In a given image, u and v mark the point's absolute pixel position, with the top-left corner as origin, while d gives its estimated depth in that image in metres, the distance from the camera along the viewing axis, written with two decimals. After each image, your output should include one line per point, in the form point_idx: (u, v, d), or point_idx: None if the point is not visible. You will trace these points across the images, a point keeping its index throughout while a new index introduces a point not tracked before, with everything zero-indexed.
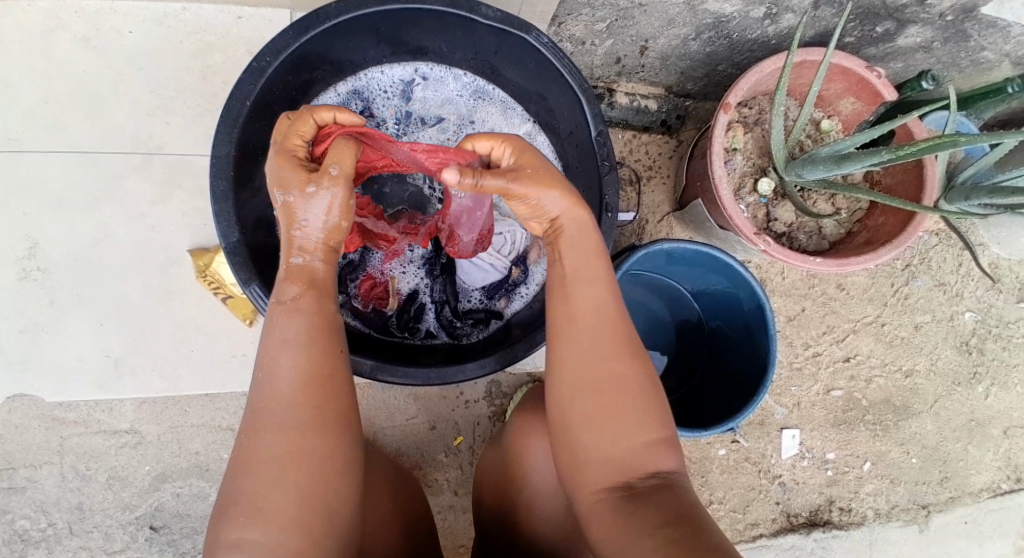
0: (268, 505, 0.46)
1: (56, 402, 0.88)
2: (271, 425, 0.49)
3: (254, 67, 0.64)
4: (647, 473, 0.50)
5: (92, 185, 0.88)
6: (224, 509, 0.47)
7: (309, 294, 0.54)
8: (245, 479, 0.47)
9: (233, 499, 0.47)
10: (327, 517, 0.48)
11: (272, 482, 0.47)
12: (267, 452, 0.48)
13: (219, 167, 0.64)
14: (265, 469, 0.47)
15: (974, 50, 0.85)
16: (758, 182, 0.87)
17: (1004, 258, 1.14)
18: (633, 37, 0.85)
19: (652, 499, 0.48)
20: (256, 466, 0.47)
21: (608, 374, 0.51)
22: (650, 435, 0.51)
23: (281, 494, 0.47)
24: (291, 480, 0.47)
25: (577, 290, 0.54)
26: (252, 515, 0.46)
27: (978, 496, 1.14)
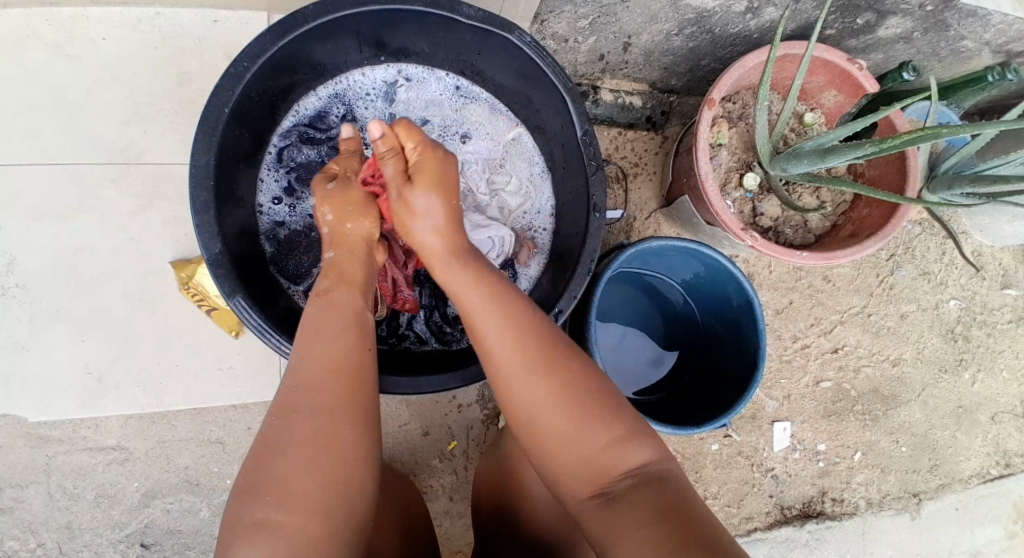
0: (289, 492, 0.44)
1: (39, 420, 0.85)
2: (295, 410, 0.48)
3: (231, 72, 0.62)
4: (620, 474, 0.49)
5: (69, 196, 0.86)
6: (244, 497, 0.45)
7: (340, 286, 0.57)
8: (270, 460, 0.46)
9: (249, 491, 0.45)
10: (352, 514, 0.46)
11: (293, 467, 0.45)
12: (289, 442, 0.46)
13: (198, 178, 0.62)
14: (284, 457, 0.46)
15: (953, 39, 0.85)
16: (744, 178, 0.87)
17: (986, 246, 1.15)
18: (617, 33, 0.84)
19: (637, 497, 0.47)
20: (275, 456, 0.46)
21: (554, 387, 0.50)
22: (616, 435, 0.50)
23: (302, 482, 0.45)
24: (312, 464, 0.45)
25: (484, 308, 0.54)
26: (270, 506, 0.44)
27: (968, 483, 1.15)
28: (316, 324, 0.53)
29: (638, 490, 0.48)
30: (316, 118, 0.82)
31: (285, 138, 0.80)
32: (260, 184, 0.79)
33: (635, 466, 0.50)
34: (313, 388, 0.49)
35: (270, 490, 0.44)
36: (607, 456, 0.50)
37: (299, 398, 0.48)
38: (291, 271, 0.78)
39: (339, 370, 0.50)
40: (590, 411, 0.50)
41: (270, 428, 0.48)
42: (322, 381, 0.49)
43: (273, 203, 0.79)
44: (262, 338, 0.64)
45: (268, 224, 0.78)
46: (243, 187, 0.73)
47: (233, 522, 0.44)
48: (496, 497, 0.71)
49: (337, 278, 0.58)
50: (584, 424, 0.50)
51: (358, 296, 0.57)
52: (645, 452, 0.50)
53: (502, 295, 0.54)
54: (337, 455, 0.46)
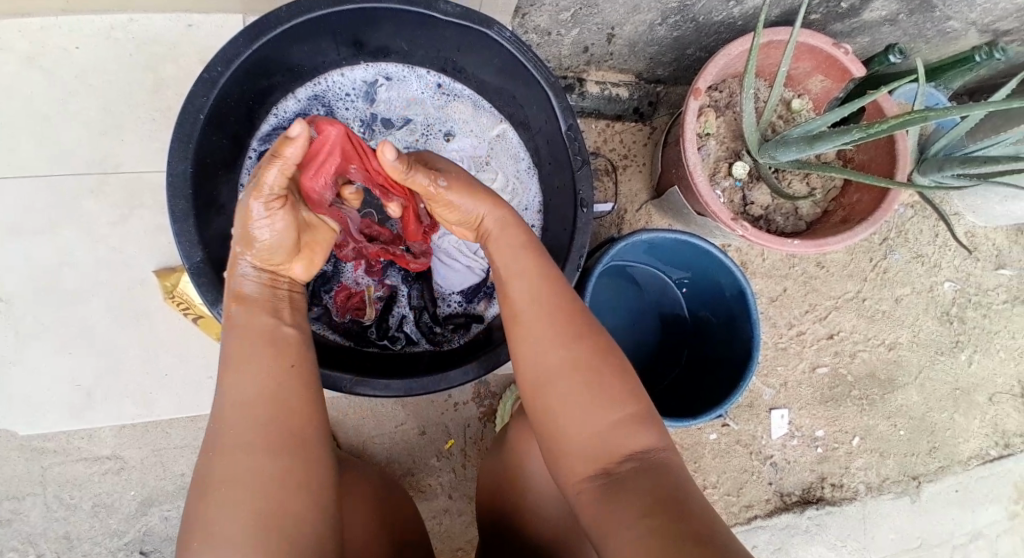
0: (224, 531, 0.42)
1: (30, 433, 0.85)
2: (239, 440, 0.45)
3: (205, 78, 0.61)
4: (625, 456, 0.48)
5: (52, 209, 0.85)
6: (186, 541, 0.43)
7: (260, 313, 0.52)
8: (207, 499, 0.43)
9: (192, 532, 0.43)
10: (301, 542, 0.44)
11: (227, 507, 0.43)
12: (234, 475, 0.44)
13: (176, 185, 0.62)
14: (224, 494, 0.43)
15: (940, 20, 0.84)
16: (733, 166, 0.86)
17: (980, 227, 1.15)
18: (599, 25, 0.83)
19: (634, 482, 0.46)
20: (219, 491, 0.43)
21: (567, 363, 0.50)
22: (620, 416, 0.50)
23: (245, 516, 0.42)
24: (257, 497, 0.43)
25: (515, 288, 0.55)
26: (212, 545, 0.42)
27: (968, 464, 1.15)
28: (245, 350, 0.49)
29: (634, 473, 0.47)
30: (296, 121, 0.81)
31: (266, 141, 0.79)
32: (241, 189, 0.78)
33: (626, 446, 0.49)
34: (257, 415, 0.46)
35: (205, 532, 0.42)
36: (608, 438, 0.49)
37: (240, 429, 0.46)
38: None
39: (271, 396, 0.47)
40: (593, 384, 0.50)
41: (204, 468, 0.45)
42: (267, 406, 0.47)
43: None
44: None
45: None
46: (224, 192, 0.73)
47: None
48: (497, 504, 0.71)
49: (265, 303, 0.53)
50: (582, 398, 0.49)
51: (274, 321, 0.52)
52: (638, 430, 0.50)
53: (539, 263, 0.55)
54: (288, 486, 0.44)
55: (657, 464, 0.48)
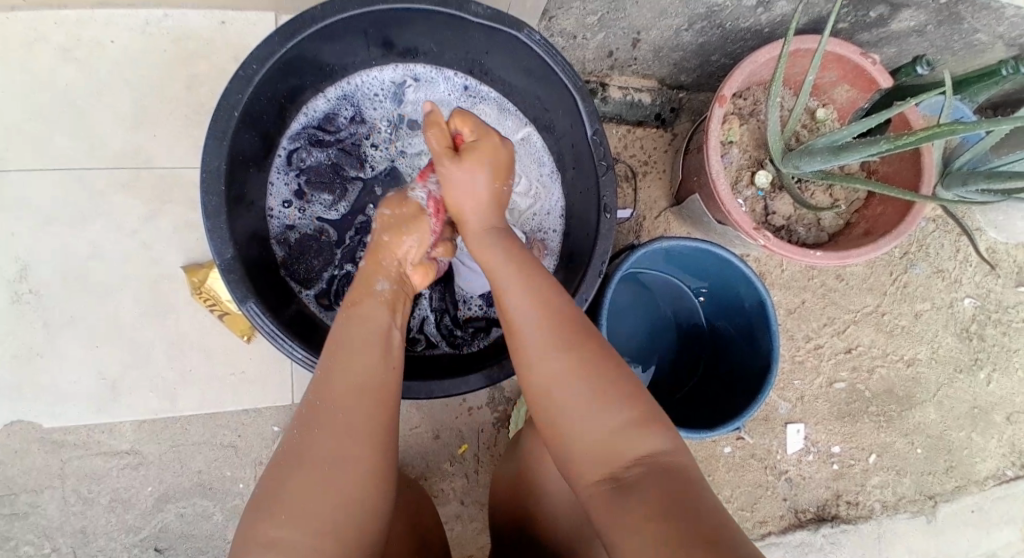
0: (294, 503, 0.45)
1: (53, 425, 0.85)
2: (319, 423, 0.49)
3: (240, 75, 0.62)
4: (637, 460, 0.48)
5: (81, 200, 0.86)
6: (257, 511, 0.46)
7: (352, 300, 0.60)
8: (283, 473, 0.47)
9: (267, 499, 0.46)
10: (352, 515, 0.46)
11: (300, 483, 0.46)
12: (309, 453, 0.47)
13: (211, 180, 0.62)
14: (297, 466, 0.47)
15: (968, 32, 0.84)
16: (755, 176, 0.86)
17: (1002, 242, 1.13)
18: (625, 29, 0.84)
19: (645, 485, 0.45)
20: (292, 467, 0.47)
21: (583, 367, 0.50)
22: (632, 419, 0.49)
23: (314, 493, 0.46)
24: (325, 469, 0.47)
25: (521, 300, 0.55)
26: (282, 513, 0.45)
27: (984, 485, 1.13)
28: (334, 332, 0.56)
29: (637, 482, 0.46)
30: (324, 120, 0.81)
31: (295, 140, 0.79)
32: (271, 188, 0.78)
33: (629, 454, 0.48)
34: (338, 401, 0.50)
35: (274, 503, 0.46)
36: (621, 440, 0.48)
37: (321, 410, 0.50)
38: (302, 276, 0.78)
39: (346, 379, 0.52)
40: (596, 396, 0.49)
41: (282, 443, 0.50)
42: (347, 394, 0.51)
43: (283, 207, 0.79)
44: (274, 342, 0.63)
45: (279, 229, 0.78)
46: (253, 189, 0.73)
47: (247, 535, 0.45)
48: (510, 504, 0.70)
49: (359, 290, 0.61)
50: (585, 405, 0.49)
51: (387, 319, 0.59)
52: (643, 439, 0.48)
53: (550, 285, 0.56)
54: (354, 468, 0.47)
55: (664, 472, 0.46)
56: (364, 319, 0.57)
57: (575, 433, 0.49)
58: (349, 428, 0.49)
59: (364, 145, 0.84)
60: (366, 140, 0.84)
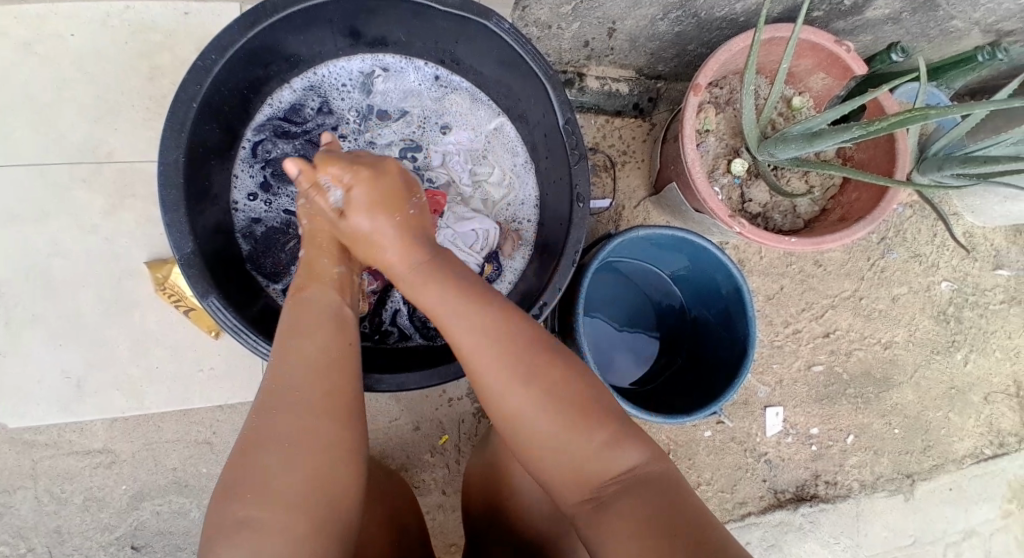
0: (270, 488, 0.45)
1: (21, 426, 0.85)
2: (279, 406, 0.49)
3: (199, 66, 0.61)
4: (614, 475, 0.49)
5: (45, 198, 0.85)
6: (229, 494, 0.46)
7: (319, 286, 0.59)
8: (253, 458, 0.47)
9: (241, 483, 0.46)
10: (330, 501, 0.47)
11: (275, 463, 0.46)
12: (275, 437, 0.48)
13: (168, 175, 0.61)
14: (273, 449, 0.47)
15: (943, 19, 0.84)
16: (731, 163, 0.85)
17: (978, 227, 1.14)
18: (600, 19, 0.83)
19: (631, 497, 0.47)
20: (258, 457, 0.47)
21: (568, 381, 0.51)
22: (612, 436, 0.50)
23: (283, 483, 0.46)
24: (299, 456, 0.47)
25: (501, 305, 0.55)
26: (256, 497, 0.45)
27: (961, 462, 1.16)
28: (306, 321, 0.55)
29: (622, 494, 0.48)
30: (291, 111, 0.80)
31: (260, 132, 0.78)
32: (235, 179, 0.77)
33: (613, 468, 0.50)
34: (305, 387, 0.50)
35: (250, 487, 0.46)
36: (602, 456, 0.50)
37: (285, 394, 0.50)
38: (270, 269, 0.77)
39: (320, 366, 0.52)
40: (584, 410, 0.50)
41: (252, 427, 0.49)
42: (312, 380, 0.51)
43: (248, 200, 0.78)
44: (238, 338, 0.63)
45: (244, 222, 0.77)
46: (217, 183, 0.72)
47: (218, 519, 0.45)
48: (484, 487, 0.71)
49: (309, 275, 0.60)
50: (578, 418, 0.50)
51: (336, 300, 0.59)
52: (628, 451, 0.50)
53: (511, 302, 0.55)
54: (319, 451, 0.47)
55: (648, 485, 0.48)
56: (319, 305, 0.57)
57: (559, 451, 0.50)
58: (312, 412, 0.49)
59: (332, 136, 0.82)
60: (335, 131, 0.82)
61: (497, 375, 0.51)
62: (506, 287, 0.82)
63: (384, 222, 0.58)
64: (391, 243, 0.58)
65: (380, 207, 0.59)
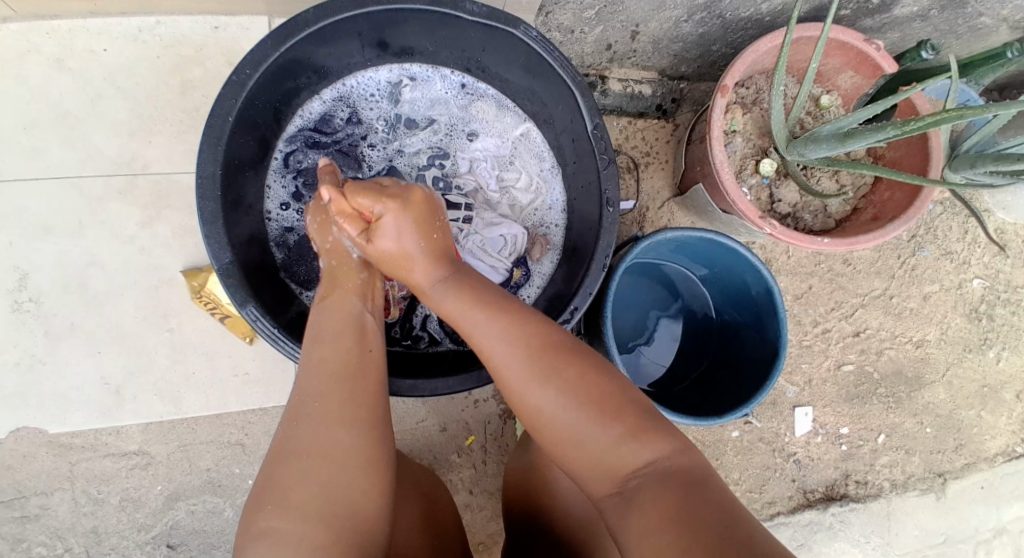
0: (293, 501, 0.48)
1: (61, 430, 0.87)
2: (302, 418, 0.52)
3: (233, 82, 0.62)
4: (628, 473, 0.49)
5: (80, 210, 0.87)
6: (257, 505, 0.48)
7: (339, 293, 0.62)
8: (279, 467, 0.50)
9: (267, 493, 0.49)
10: (345, 515, 0.48)
11: (300, 473, 0.49)
12: (299, 449, 0.50)
13: (206, 187, 0.62)
14: (296, 462, 0.49)
15: (972, 15, 0.82)
16: (759, 163, 0.84)
17: (1011, 222, 1.12)
18: (623, 23, 0.82)
19: (638, 501, 0.46)
20: (289, 462, 0.50)
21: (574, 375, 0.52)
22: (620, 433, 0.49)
23: (312, 487, 0.48)
24: (317, 468, 0.49)
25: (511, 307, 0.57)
26: (280, 510, 0.47)
27: (994, 462, 1.13)
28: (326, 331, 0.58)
29: (643, 495, 0.47)
30: (320, 122, 0.81)
31: (290, 143, 0.80)
32: (268, 190, 0.78)
33: (635, 463, 0.49)
34: (324, 398, 0.52)
35: (275, 497, 0.48)
36: (613, 451, 0.49)
37: (307, 407, 0.52)
38: (303, 277, 0.78)
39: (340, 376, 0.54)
40: (597, 409, 0.50)
41: (280, 437, 0.52)
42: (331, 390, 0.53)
43: (281, 210, 0.79)
44: (277, 346, 0.64)
45: (277, 231, 0.78)
46: (251, 194, 0.73)
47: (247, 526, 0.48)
48: (521, 490, 0.72)
49: (333, 284, 0.63)
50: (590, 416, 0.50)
51: (359, 306, 0.62)
52: (649, 446, 0.49)
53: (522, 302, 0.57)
54: (336, 464, 0.49)
55: (660, 484, 0.47)
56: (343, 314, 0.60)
57: (572, 444, 0.50)
58: (331, 423, 0.51)
59: (361, 146, 0.83)
60: (363, 140, 0.83)
61: (514, 371, 0.52)
62: (535, 292, 0.82)
63: (410, 235, 0.61)
64: (415, 262, 0.61)
65: (402, 223, 0.61)
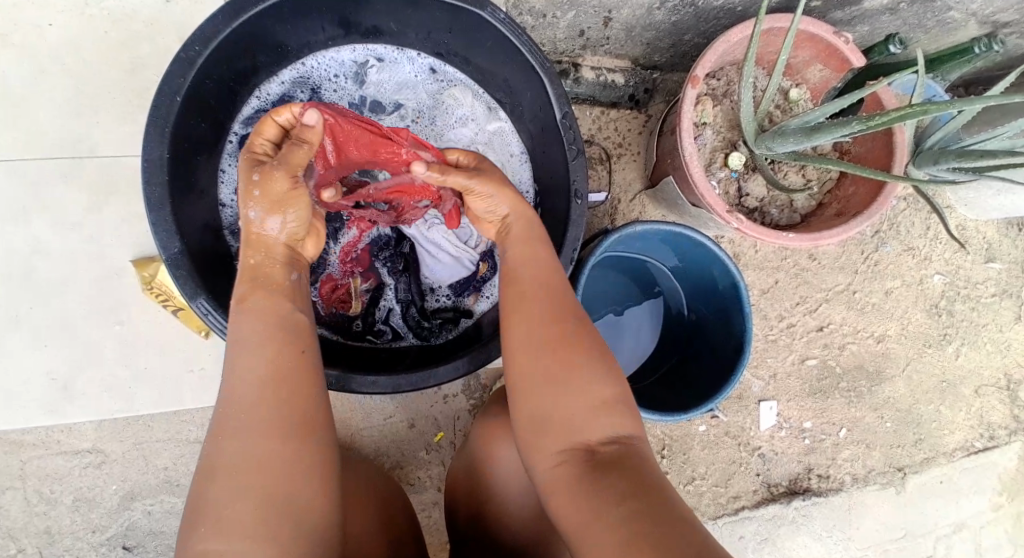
0: (230, 515, 0.43)
1: (11, 427, 0.83)
2: (241, 422, 0.46)
3: (181, 58, 0.58)
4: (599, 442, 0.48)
5: (19, 194, 0.82)
6: (191, 525, 0.43)
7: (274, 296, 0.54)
8: (215, 480, 0.44)
9: (202, 513, 0.43)
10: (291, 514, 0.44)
11: (235, 485, 0.44)
12: (236, 461, 0.45)
13: (152, 172, 0.59)
14: (235, 472, 0.44)
15: (940, 10, 0.83)
16: (729, 157, 0.84)
17: (971, 220, 1.15)
18: (596, 8, 0.81)
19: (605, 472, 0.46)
20: (225, 476, 0.44)
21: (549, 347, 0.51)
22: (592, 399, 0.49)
23: (250, 504, 0.43)
24: (259, 477, 0.44)
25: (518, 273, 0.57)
26: (218, 524, 0.43)
27: (952, 456, 1.16)
28: (254, 331, 0.51)
29: (609, 461, 0.47)
30: (278, 102, 0.78)
31: (247, 124, 0.76)
32: (222, 175, 0.75)
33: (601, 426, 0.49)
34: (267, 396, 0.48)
35: (213, 518, 0.43)
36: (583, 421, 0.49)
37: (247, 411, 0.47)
38: None
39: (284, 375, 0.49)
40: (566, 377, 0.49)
41: (209, 450, 0.46)
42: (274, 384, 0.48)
43: (234, 197, 0.75)
44: (228, 341, 0.61)
45: (231, 219, 0.75)
46: (204, 178, 0.70)
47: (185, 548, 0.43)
48: (467, 489, 0.71)
49: (253, 282, 0.55)
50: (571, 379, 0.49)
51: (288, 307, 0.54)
52: (615, 420, 0.49)
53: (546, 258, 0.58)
54: (282, 467, 0.45)
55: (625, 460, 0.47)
56: (271, 310, 0.53)
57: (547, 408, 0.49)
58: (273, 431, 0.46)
59: None
60: None
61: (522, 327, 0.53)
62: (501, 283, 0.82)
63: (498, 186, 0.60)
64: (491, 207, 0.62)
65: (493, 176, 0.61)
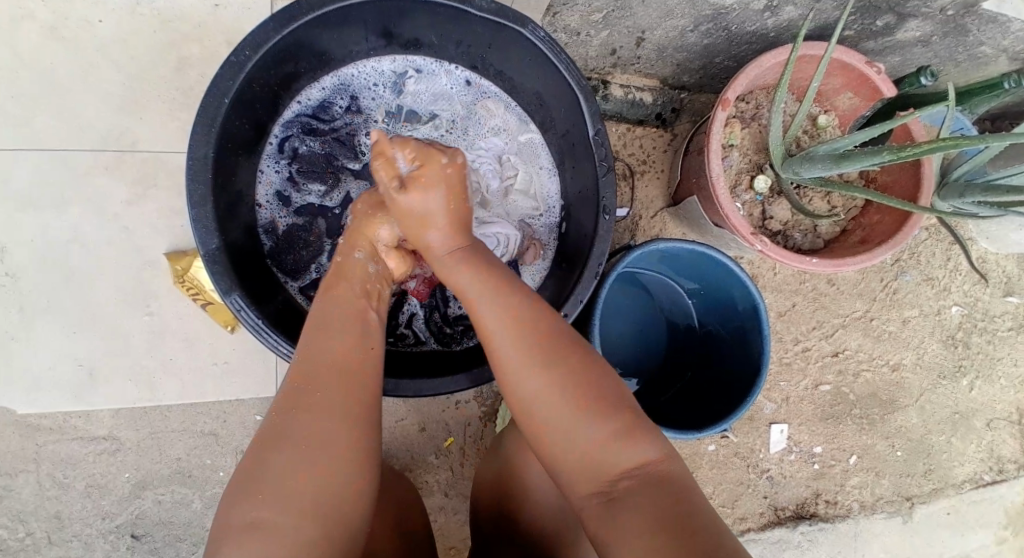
0: (282, 487, 0.45)
1: (29, 410, 0.84)
2: (302, 405, 0.49)
3: (231, 62, 0.60)
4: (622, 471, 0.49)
5: (60, 183, 0.84)
6: (239, 493, 0.46)
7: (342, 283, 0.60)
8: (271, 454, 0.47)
9: (254, 481, 0.46)
10: (335, 501, 0.46)
11: (292, 460, 0.46)
12: (294, 436, 0.47)
13: (197, 170, 0.60)
14: (290, 447, 0.47)
15: (973, 44, 0.83)
16: (754, 180, 0.85)
17: (992, 252, 1.14)
18: (631, 28, 0.82)
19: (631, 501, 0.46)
20: (280, 450, 0.47)
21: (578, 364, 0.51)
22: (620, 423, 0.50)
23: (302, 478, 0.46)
24: (314, 455, 0.47)
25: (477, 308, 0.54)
26: (266, 495, 0.45)
27: (960, 488, 1.15)
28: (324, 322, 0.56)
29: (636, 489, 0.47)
30: (318, 109, 0.79)
31: (287, 128, 0.78)
32: (260, 176, 0.76)
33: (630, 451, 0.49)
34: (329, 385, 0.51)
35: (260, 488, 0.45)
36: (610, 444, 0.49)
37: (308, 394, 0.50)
38: (291, 267, 0.77)
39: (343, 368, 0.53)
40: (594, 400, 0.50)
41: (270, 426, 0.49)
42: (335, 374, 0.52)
43: (272, 199, 0.77)
44: (258, 337, 0.62)
45: (266, 220, 0.76)
46: (242, 178, 0.71)
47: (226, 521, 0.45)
48: (491, 496, 0.72)
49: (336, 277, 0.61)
50: (573, 420, 0.49)
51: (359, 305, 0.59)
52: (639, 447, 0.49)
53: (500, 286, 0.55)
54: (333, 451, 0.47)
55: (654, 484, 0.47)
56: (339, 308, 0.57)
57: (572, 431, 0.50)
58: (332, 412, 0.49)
59: (360, 135, 0.81)
60: (362, 130, 0.81)
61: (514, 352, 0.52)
62: None
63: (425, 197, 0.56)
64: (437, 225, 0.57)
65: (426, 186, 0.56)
